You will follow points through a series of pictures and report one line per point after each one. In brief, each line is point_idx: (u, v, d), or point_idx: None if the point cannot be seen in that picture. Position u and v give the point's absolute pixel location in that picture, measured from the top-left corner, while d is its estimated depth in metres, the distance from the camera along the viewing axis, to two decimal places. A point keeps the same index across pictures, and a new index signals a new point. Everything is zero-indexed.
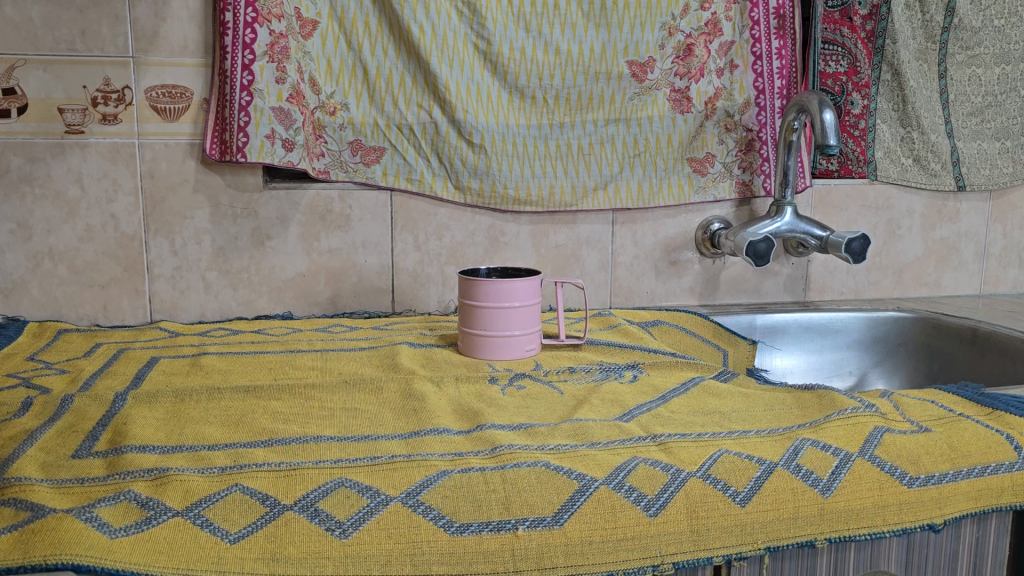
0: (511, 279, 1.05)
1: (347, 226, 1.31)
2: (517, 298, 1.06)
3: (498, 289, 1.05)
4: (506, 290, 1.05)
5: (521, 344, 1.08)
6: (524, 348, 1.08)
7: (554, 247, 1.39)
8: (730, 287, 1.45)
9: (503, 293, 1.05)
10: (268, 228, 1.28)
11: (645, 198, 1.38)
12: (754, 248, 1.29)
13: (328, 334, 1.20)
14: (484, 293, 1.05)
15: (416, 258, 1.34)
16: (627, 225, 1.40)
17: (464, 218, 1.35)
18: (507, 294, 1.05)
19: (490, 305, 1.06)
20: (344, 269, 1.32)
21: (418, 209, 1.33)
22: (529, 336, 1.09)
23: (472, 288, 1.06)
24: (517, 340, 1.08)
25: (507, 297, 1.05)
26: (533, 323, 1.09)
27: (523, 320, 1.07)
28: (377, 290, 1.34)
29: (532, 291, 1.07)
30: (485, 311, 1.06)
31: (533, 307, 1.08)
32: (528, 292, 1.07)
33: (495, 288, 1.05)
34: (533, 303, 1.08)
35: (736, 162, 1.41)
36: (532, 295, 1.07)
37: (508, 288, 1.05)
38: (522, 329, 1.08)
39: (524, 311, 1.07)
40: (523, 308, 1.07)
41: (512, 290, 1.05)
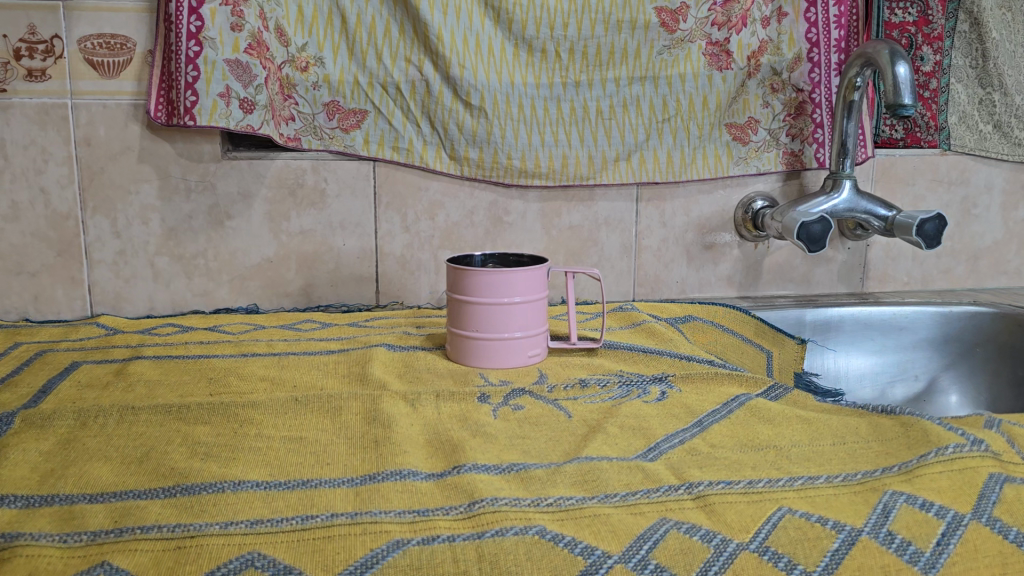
0: (510, 268, 0.84)
1: (322, 203, 1.11)
2: (518, 293, 0.86)
3: (494, 280, 0.85)
4: (505, 282, 0.85)
5: (524, 349, 0.88)
6: (528, 355, 0.88)
7: (567, 228, 1.17)
8: (776, 277, 1.23)
9: (501, 286, 0.85)
10: (229, 205, 1.08)
11: (676, 171, 1.16)
12: (807, 231, 1.07)
13: (296, 334, 1.00)
14: (477, 286, 0.85)
15: (405, 241, 1.14)
16: (655, 203, 1.18)
17: (462, 194, 1.14)
18: (506, 286, 0.85)
19: (484, 301, 0.85)
20: (318, 254, 1.12)
21: (406, 183, 1.12)
22: (534, 339, 0.88)
23: (462, 280, 0.86)
24: (519, 344, 0.87)
25: (506, 291, 0.85)
26: (538, 324, 0.89)
27: (526, 320, 0.87)
28: (358, 279, 1.14)
29: (536, 284, 0.87)
30: (479, 307, 0.86)
31: (538, 304, 0.88)
32: (531, 285, 0.87)
33: (491, 280, 0.85)
34: (537, 298, 0.88)
35: (784, 128, 1.19)
36: (536, 289, 0.87)
37: (506, 279, 0.85)
38: (524, 330, 0.87)
39: (527, 309, 0.87)
40: (526, 304, 0.86)
41: (512, 282, 0.85)
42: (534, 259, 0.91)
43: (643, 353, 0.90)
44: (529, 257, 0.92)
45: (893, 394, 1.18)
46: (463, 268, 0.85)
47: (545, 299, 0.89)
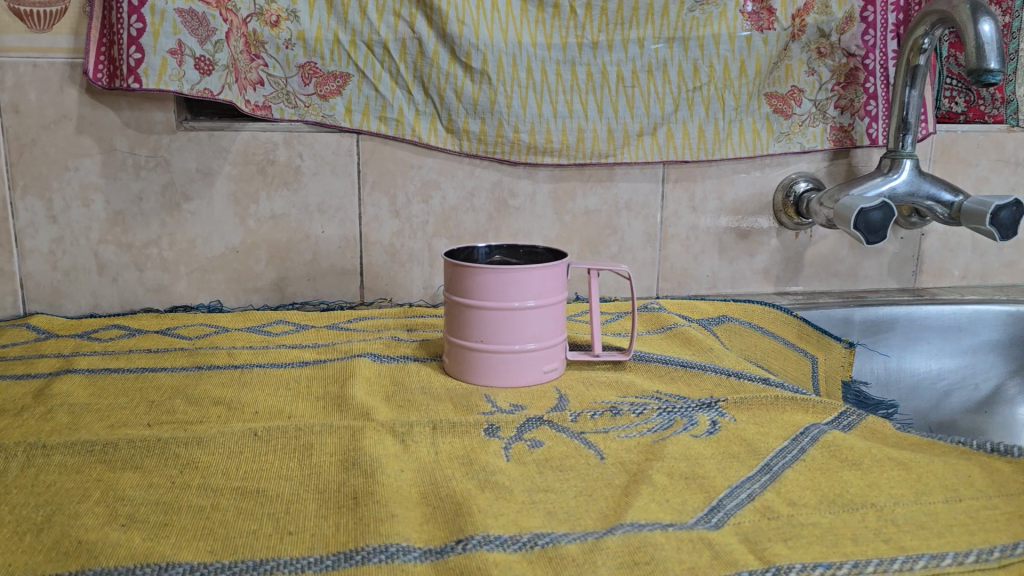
0: (522, 265, 0.69)
1: (296, 182, 0.94)
2: (531, 294, 0.70)
3: (502, 279, 0.69)
4: (515, 282, 0.69)
5: (538, 364, 0.72)
6: (544, 371, 0.72)
7: (582, 214, 1.01)
8: (819, 270, 1.08)
9: (511, 286, 0.69)
10: (186, 185, 0.92)
11: (707, 147, 1.00)
12: (865, 219, 0.91)
13: (264, 340, 0.84)
14: (482, 287, 0.70)
15: (394, 227, 0.97)
16: (683, 184, 1.02)
17: (460, 172, 0.97)
18: (517, 287, 0.70)
19: (490, 304, 0.70)
20: (292, 242, 0.95)
21: (395, 159, 0.95)
22: (550, 351, 0.73)
23: (462, 279, 0.71)
24: (532, 358, 0.72)
25: (516, 293, 0.70)
26: (556, 333, 0.73)
27: (541, 328, 0.71)
28: (340, 272, 0.97)
29: (553, 285, 0.71)
30: (483, 312, 0.70)
31: (556, 309, 0.72)
32: (548, 286, 0.71)
33: (498, 279, 0.69)
34: (554, 302, 0.72)
35: (832, 99, 1.02)
36: (553, 290, 0.72)
37: (517, 278, 0.69)
38: (539, 341, 0.71)
39: (542, 315, 0.71)
40: (540, 310, 0.71)
41: (524, 281, 0.70)
42: (550, 252, 0.75)
43: (682, 368, 0.74)
44: (544, 249, 0.76)
45: (951, 403, 1.04)
46: (464, 264, 0.70)
47: (564, 302, 0.73)
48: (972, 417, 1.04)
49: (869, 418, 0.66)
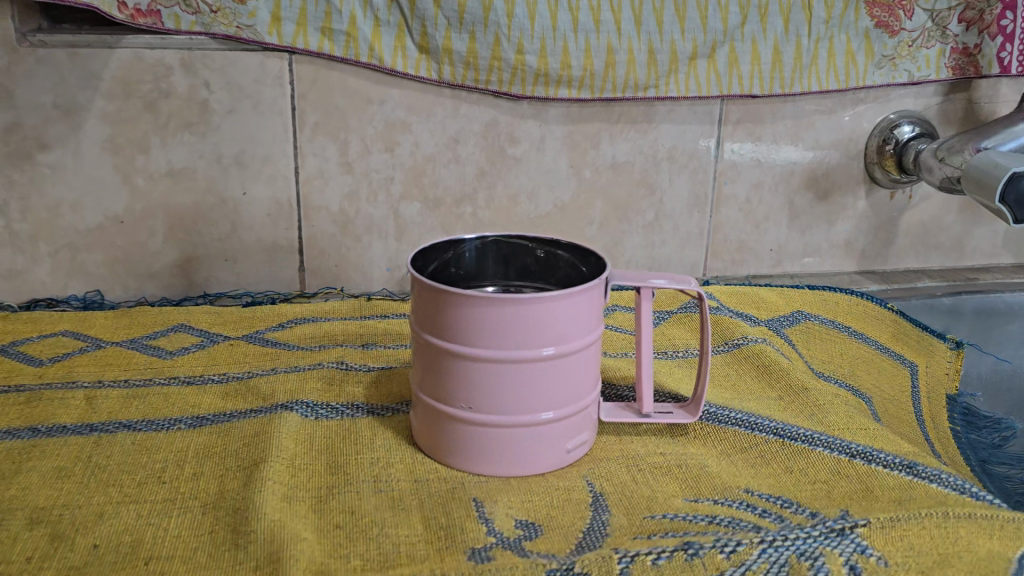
0: (542, 294, 0.42)
1: (203, 123, 0.65)
2: (553, 337, 0.44)
3: (508, 316, 0.43)
4: (529, 319, 0.43)
5: (557, 441, 0.46)
6: (565, 450, 0.47)
7: (609, 168, 0.73)
8: (916, 241, 0.82)
9: (522, 327, 0.43)
10: (39, 127, 0.63)
11: (784, 76, 0.72)
12: (1015, 189, 0.63)
13: (150, 367, 0.57)
14: (474, 326, 0.43)
15: (345, 188, 0.69)
16: (747, 126, 0.74)
17: (440, 110, 0.68)
18: (532, 327, 0.43)
19: (488, 354, 0.43)
20: (201, 209, 0.67)
21: (345, 91, 0.66)
22: (576, 419, 0.47)
23: (441, 311, 0.44)
24: (549, 432, 0.46)
25: (530, 336, 0.43)
26: (585, 391, 0.47)
27: (564, 388, 0.45)
28: (272, 250, 0.69)
29: (583, 323, 0.45)
30: (476, 364, 0.44)
31: (586, 355, 0.46)
32: (577, 322, 0.45)
33: (502, 316, 0.43)
34: (585, 345, 0.46)
35: (955, 10, 0.74)
36: (584, 328, 0.45)
37: (533, 313, 0.43)
38: (561, 406, 0.46)
39: (566, 366, 0.45)
40: (560, 361, 0.45)
41: (542, 318, 0.43)
42: (579, 250, 0.51)
43: (777, 440, 0.49)
44: (565, 244, 0.51)
45: None
46: (444, 289, 0.43)
47: (597, 342, 0.47)
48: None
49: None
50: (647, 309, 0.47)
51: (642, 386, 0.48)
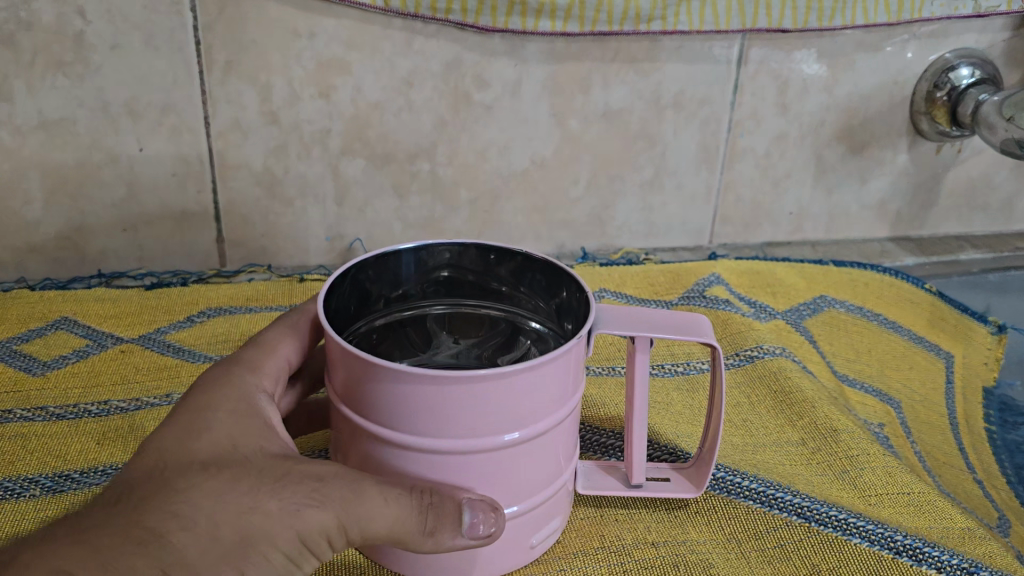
0: (510, 369, 0.29)
1: (80, 62, 0.51)
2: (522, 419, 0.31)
3: (460, 401, 0.29)
4: (488, 401, 0.29)
5: (522, 534, 0.34)
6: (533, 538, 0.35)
7: (601, 117, 0.59)
8: (960, 202, 0.70)
9: (479, 413, 0.30)
10: None
11: (823, 6, 0.58)
12: None
13: (12, 390, 0.45)
14: (410, 410, 0.30)
15: (271, 142, 0.55)
16: (773, 66, 0.60)
17: (387, 45, 0.54)
18: (493, 411, 0.30)
19: (432, 445, 0.30)
20: (88, 169, 0.54)
21: (264, 20, 0.52)
22: (547, 501, 0.35)
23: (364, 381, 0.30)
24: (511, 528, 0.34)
25: (491, 422, 0.30)
26: (559, 465, 0.34)
27: (534, 472, 0.33)
28: (181, 218, 0.56)
29: (558, 393, 0.32)
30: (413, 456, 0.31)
31: (563, 423, 0.33)
32: (555, 390, 0.32)
33: (451, 400, 0.29)
34: (563, 411, 0.33)
35: None
36: (563, 390, 0.32)
37: (490, 396, 0.29)
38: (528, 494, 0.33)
39: (536, 448, 0.32)
40: (526, 448, 0.32)
41: (508, 398, 0.30)
42: (562, 274, 0.35)
43: (801, 524, 0.38)
44: (540, 258, 0.36)
45: None
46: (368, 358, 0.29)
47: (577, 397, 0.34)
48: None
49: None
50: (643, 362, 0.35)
51: (635, 451, 0.37)
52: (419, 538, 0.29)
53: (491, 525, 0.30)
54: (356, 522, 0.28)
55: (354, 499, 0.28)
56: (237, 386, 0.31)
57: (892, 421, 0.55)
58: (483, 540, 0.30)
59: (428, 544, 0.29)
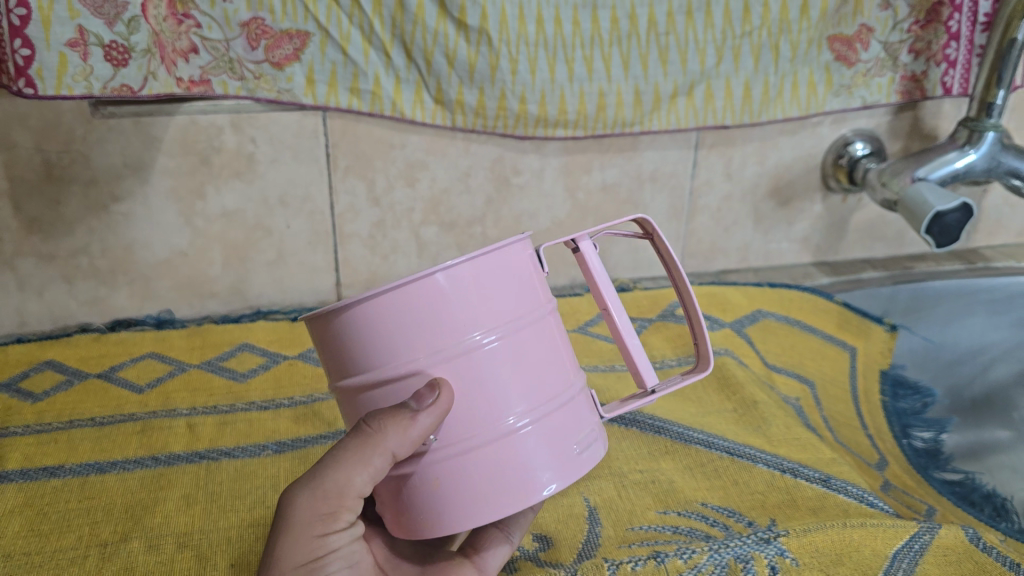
0: (416, 277, 0.39)
1: (250, 172, 0.77)
2: (470, 320, 0.40)
3: (393, 311, 0.40)
4: (423, 308, 0.40)
5: (558, 448, 0.43)
6: (572, 453, 0.44)
7: (598, 189, 0.85)
8: (863, 236, 0.97)
9: (420, 320, 0.40)
10: (113, 184, 0.74)
11: (752, 109, 0.83)
12: (939, 223, 0.76)
13: (229, 392, 0.71)
14: (364, 346, 0.41)
15: (373, 217, 0.81)
16: (719, 149, 0.86)
17: (453, 150, 0.80)
18: (420, 322, 0.40)
19: (406, 363, 0.40)
20: (251, 241, 0.80)
21: (371, 139, 0.78)
22: (557, 411, 0.43)
23: (340, 340, 0.41)
24: (532, 437, 0.42)
25: (438, 329, 0.40)
26: (557, 386, 0.44)
27: (508, 378, 0.41)
28: (312, 270, 0.82)
29: (491, 308, 0.41)
30: (401, 380, 0.41)
31: (540, 329, 0.43)
32: (490, 297, 0.41)
33: (389, 313, 0.40)
34: (530, 317, 0.43)
35: (906, 42, 0.84)
36: (513, 293, 0.42)
37: (408, 308, 0.40)
38: (530, 404, 0.42)
39: (493, 354, 0.41)
40: (484, 355, 0.41)
41: (439, 303, 0.40)
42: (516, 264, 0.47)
43: (729, 458, 0.65)
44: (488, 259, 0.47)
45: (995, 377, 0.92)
46: (325, 311, 0.41)
47: (551, 309, 0.45)
48: (1013, 390, 0.89)
49: (947, 539, 0.56)
50: (595, 261, 0.46)
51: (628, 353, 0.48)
52: (385, 449, 0.40)
53: (435, 394, 0.39)
54: (327, 491, 0.42)
55: (305, 493, 0.42)
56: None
57: (805, 394, 0.79)
58: (442, 407, 0.40)
59: (396, 438, 0.40)
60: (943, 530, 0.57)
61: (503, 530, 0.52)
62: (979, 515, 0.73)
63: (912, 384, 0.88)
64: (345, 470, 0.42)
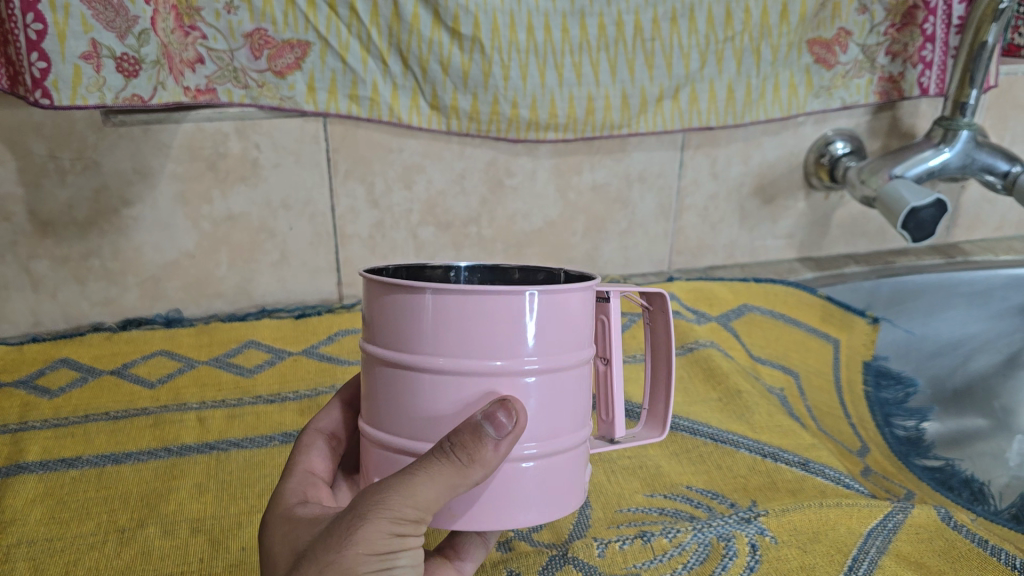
0: (491, 287, 0.34)
1: (255, 176, 0.80)
2: (524, 341, 0.36)
3: (457, 312, 0.35)
4: (479, 315, 0.35)
5: (558, 490, 0.38)
6: (568, 493, 0.39)
7: (589, 189, 0.89)
8: (846, 232, 1.01)
9: (486, 329, 0.35)
10: (124, 189, 0.78)
11: (736, 110, 0.86)
12: (915, 219, 0.80)
13: (237, 387, 0.75)
14: (411, 335, 0.36)
15: (373, 218, 0.85)
16: (705, 149, 0.90)
17: (448, 153, 0.83)
18: (484, 331, 0.35)
19: (440, 366, 0.35)
20: (255, 242, 0.83)
21: (370, 143, 0.81)
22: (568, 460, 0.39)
23: (387, 316, 0.37)
24: (537, 475, 0.37)
25: (490, 343, 0.35)
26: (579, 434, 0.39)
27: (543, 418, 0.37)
28: (314, 270, 0.86)
29: (554, 338, 0.37)
30: (434, 387, 0.36)
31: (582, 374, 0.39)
32: (557, 329, 0.36)
33: (456, 313, 0.35)
34: (576, 353, 0.38)
35: (883, 45, 0.87)
36: (572, 327, 0.37)
37: (476, 315, 0.35)
38: (546, 441, 0.37)
39: (537, 390, 0.36)
40: (527, 386, 0.36)
41: (498, 317, 0.35)
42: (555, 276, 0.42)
43: (713, 443, 0.68)
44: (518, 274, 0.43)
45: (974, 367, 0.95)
46: (384, 282, 0.36)
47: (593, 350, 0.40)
48: (994, 380, 0.93)
49: (919, 518, 0.59)
50: (616, 318, 0.42)
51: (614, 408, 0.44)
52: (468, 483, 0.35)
53: (515, 419, 0.35)
54: (418, 502, 0.34)
55: (394, 495, 0.34)
56: (277, 510, 0.40)
57: (789, 385, 0.82)
58: (512, 435, 0.35)
59: (479, 471, 0.35)
60: (916, 509, 0.60)
61: (484, 534, 0.48)
62: (956, 498, 0.76)
63: (895, 375, 0.91)
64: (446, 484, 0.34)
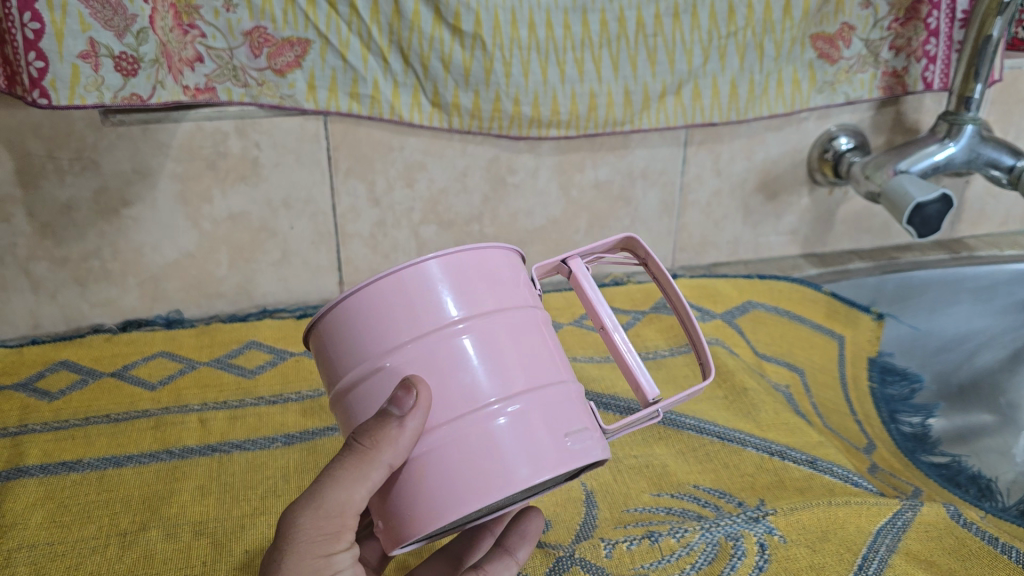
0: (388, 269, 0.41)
1: (255, 176, 0.79)
2: (440, 308, 0.42)
3: (373, 306, 0.42)
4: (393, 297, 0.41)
5: (542, 432, 0.42)
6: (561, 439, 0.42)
7: (591, 186, 0.88)
8: (850, 227, 1.00)
9: (399, 307, 0.41)
10: (123, 189, 0.77)
11: (739, 106, 0.85)
12: (920, 214, 0.79)
13: (238, 387, 0.74)
14: (350, 343, 0.42)
15: (374, 217, 0.84)
16: (708, 145, 0.89)
17: (450, 151, 0.83)
18: (400, 311, 0.41)
19: (377, 358, 0.41)
20: (256, 242, 0.83)
21: (371, 141, 0.80)
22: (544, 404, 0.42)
23: (328, 347, 0.44)
24: (510, 423, 0.41)
25: (408, 318, 0.41)
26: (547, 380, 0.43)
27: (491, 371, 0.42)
28: (315, 269, 0.85)
29: (471, 298, 0.42)
30: (378, 379, 0.42)
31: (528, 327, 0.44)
32: (468, 288, 0.42)
33: (372, 304, 0.42)
34: (505, 307, 0.43)
35: (887, 39, 0.87)
36: (486, 284, 0.43)
37: (386, 301, 0.41)
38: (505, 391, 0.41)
39: (474, 345, 0.42)
40: (462, 343, 0.41)
41: (406, 291, 0.41)
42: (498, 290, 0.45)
43: (719, 442, 0.68)
44: None
45: (979, 363, 0.95)
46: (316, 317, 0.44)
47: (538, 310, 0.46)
48: (1001, 375, 0.93)
49: (929, 516, 0.58)
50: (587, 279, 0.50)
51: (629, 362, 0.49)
52: (379, 463, 0.40)
53: (413, 393, 0.39)
54: (331, 506, 0.41)
55: (310, 505, 0.41)
56: None
57: (795, 382, 0.81)
58: (418, 405, 0.39)
59: (388, 449, 0.40)
60: (925, 507, 0.59)
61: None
62: (965, 497, 0.75)
63: (901, 371, 0.90)
64: (345, 488, 0.41)
